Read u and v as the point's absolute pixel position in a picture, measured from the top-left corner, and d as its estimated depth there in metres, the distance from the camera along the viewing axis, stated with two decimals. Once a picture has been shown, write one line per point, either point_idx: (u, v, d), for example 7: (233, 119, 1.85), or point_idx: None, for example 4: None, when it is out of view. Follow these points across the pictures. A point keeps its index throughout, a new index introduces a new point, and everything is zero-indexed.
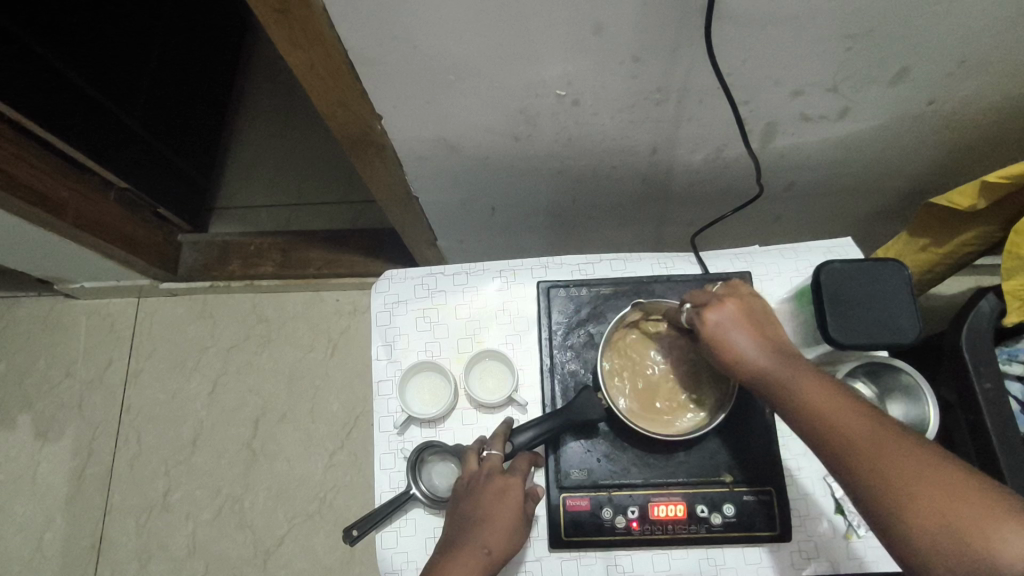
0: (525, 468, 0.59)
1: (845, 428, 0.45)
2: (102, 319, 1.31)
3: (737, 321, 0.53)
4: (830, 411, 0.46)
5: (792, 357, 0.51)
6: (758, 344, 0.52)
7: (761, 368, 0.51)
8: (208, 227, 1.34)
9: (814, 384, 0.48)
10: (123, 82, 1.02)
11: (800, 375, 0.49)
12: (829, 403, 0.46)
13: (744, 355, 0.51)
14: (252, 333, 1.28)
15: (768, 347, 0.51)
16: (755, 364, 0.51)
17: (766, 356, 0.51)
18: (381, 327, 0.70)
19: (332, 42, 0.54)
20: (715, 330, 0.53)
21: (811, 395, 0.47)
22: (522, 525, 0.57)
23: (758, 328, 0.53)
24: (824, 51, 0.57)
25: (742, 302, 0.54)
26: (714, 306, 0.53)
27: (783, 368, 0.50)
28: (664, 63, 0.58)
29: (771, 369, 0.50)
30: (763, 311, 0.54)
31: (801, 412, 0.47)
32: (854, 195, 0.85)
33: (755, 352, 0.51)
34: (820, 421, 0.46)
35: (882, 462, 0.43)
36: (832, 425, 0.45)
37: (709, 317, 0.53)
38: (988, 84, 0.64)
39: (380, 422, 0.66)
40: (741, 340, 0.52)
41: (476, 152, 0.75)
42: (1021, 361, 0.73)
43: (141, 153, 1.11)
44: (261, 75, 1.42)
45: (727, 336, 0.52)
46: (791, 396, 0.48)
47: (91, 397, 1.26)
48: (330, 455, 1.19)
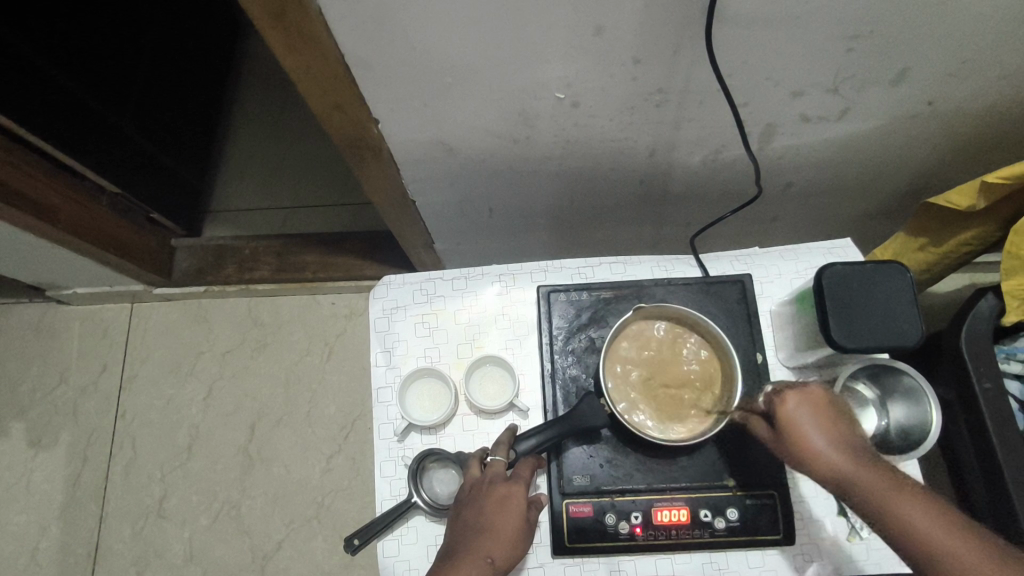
0: (529, 474, 0.58)
1: (936, 538, 0.47)
2: (95, 324, 1.30)
3: (814, 414, 0.55)
4: (914, 519, 0.48)
5: (866, 453, 0.53)
6: (834, 439, 0.53)
7: (839, 466, 0.52)
8: (202, 231, 1.33)
9: (895, 488, 0.50)
10: (116, 85, 1.01)
11: (880, 476, 0.51)
12: (913, 510, 0.49)
13: (821, 451, 0.53)
14: (247, 337, 1.27)
15: (845, 444, 0.53)
16: (829, 459, 0.53)
17: (844, 452, 0.53)
18: (380, 333, 0.69)
19: (329, 45, 0.53)
20: (793, 425, 0.55)
21: (893, 499, 0.50)
22: (526, 534, 0.56)
23: (834, 422, 0.54)
24: (825, 52, 0.56)
25: (817, 393, 0.56)
26: (794, 399, 0.55)
27: (864, 468, 0.52)
28: (664, 65, 0.58)
29: (850, 469, 0.52)
30: (839, 406, 0.56)
31: (884, 517, 0.49)
32: (852, 196, 0.85)
33: (830, 448, 0.53)
34: (905, 530, 0.48)
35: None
36: (921, 534, 0.48)
37: (789, 408, 0.55)
38: (988, 84, 0.63)
39: (381, 429, 0.66)
40: (819, 436, 0.54)
41: (473, 155, 0.74)
42: (1019, 360, 0.73)
43: (134, 157, 1.09)
44: (254, 77, 1.41)
45: (805, 431, 0.54)
46: (875, 498, 0.50)
47: (85, 403, 1.25)
48: (328, 459, 1.18)
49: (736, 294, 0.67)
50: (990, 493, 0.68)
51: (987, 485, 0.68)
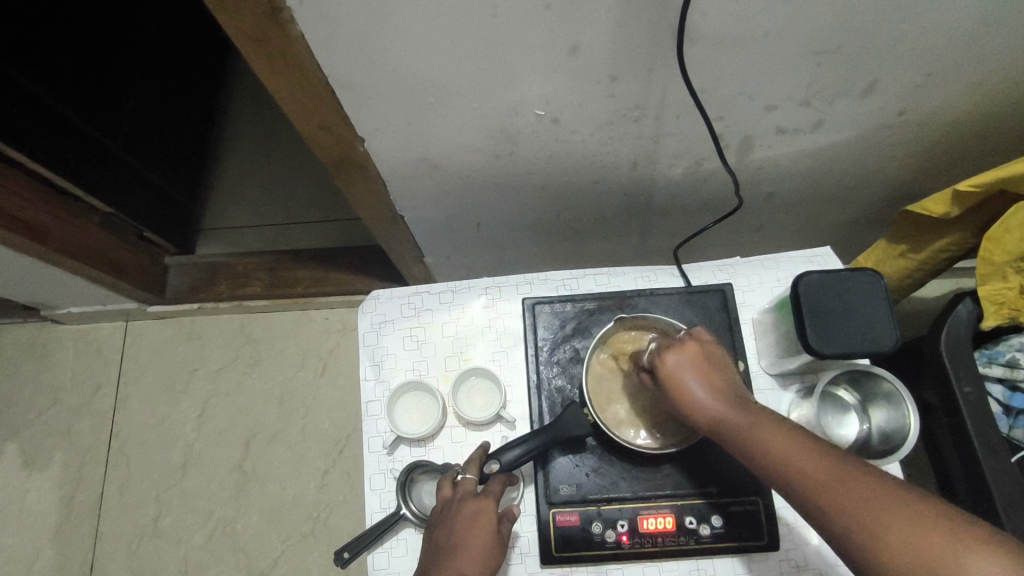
0: (500, 488, 0.59)
1: (805, 468, 0.46)
2: (89, 343, 1.30)
3: (691, 365, 0.55)
4: (787, 453, 0.47)
5: (745, 400, 0.53)
6: (711, 387, 0.53)
7: (720, 413, 0.52)
8: (195, 249, 1.34)
9: (769, 427, 0.49)
10: (106, 107, 1.02)
11: (755, 417, 0.50)
12: (784, 445, 0.48)
13: (701, 400, 0.53)
14: (241, 353, 1.28)
15: (721, 393, 0.53)
16: (709, 409, 0.53)
17: (723, 400, 0.53)
18: (368, 347, 0.70)
19: (312, 69, 0.55)
20: (671, 376, 0.55)
21: (767, 436, 0.49)
22: (499, 549, 0.57)
23: (710, 373, 0.54)
24: (795, 67, 0.58)
25: (695, 346, 0.56)
26: (671, 350, 0.55)
27: (742, 413, 0.51)
28: (639, 82, 0.59)
29: (729, 414, 0.52)
30: (715, 356, 0.56)
31: (759, 455, 0.49)
32: (833, 204, 0.87)
33: (709, 396, 0.53)
34: (777, 464, 0.47)
35: (851, 501, 0.43)
36: (792, 465, 0.46)
37: (666, 363, 0.55)
38: (956, 95, 0.65)
39: (369, 443, 0.67)
40: (696, 386, 0.54)
41: (458, 171, 0.76)
42: (1001, 363, 0.74)
43: (125, 177, 1.10)
44: (246, 97, 1.43)
45: (683, 383, 0.54)
46: (751, 439, 0.49)
47: (79, 423, 1.25)
48: (322, 474, 1.18)
49: (717, 302, 0.68)
50: (974, 496, 0.69)
51: (970, 488, 0.69)
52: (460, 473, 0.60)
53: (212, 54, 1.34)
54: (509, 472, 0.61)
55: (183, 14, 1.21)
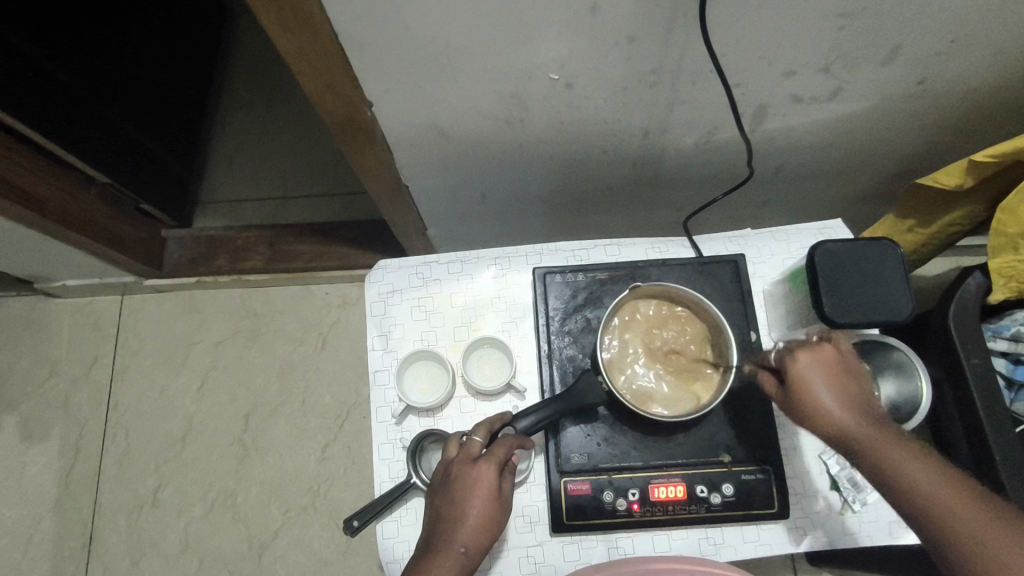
0: (506, 452, 0.57)
1: (937, 494, 0.48)
2: (85, 316, 1.29)
3: (827, 372, 0.54)
4: (915, 473, 0.49)
5: (874, 414, 0.53)
6: (842, 395, 0.53)
7: (851, 425, 0.52)
8: (192, 222, 1.31)
9: (900, 449, 0.50)
10: (101, 71, 0.99)
11: (884, 435, 0.51)
12: (917, 469, 0.49)
13: (832, 412, 0.52)
14: (240, 327, 1.27)
15: (851, 404, 0.53)
16: (837, 418, 0.52)
17: (853, 413, 0.53)
18: (376, 317, 0.70)
19: (322, 24, 0.53)
20: (804, 382, 0.54)
21: (895, 457, 0.50)
22: (499, 515, 0.56)
23: (843, 381, 0.54)
24: (816, 31, 0.57)
25: (829, 353, 0.55)
26: (805, 354, 0.55)
27: (870, 427, 0.52)
28: (657, 45, 0.58)
29: (858, 428, 0.52)
30: (847, 363, 0.55)
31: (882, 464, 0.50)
32: (842, 177, 0.86)
33: (842, 408, 0.53)
34: (908, 486, 0.49)
35: (984, 538, 0.46)
36: (922, 486, 0.49)
37: (799, 367, 0.54)
38: (976, 65, 0.64)
39: (378, 412, 0.66)
40: (826, 392, 0.53)
41: (468, 138, 0.74)
42: (1006, 337, 0.75)
43: (122, 145, 1.08)
44: (244, 68, 1.39)
45: (813, 388, 0.53)
46: (880, 458, 0.50)
47: (76, 395, 1.24)
48: (323, 449, 1.18)
49: (730, 274, 0.67)
50: (976, 466, 0.69)
51: (974, 459, 0.70)
52: (465, 437, 0.58)
53: (206, 23, 1.30)
54: (519, 430, 0.57)
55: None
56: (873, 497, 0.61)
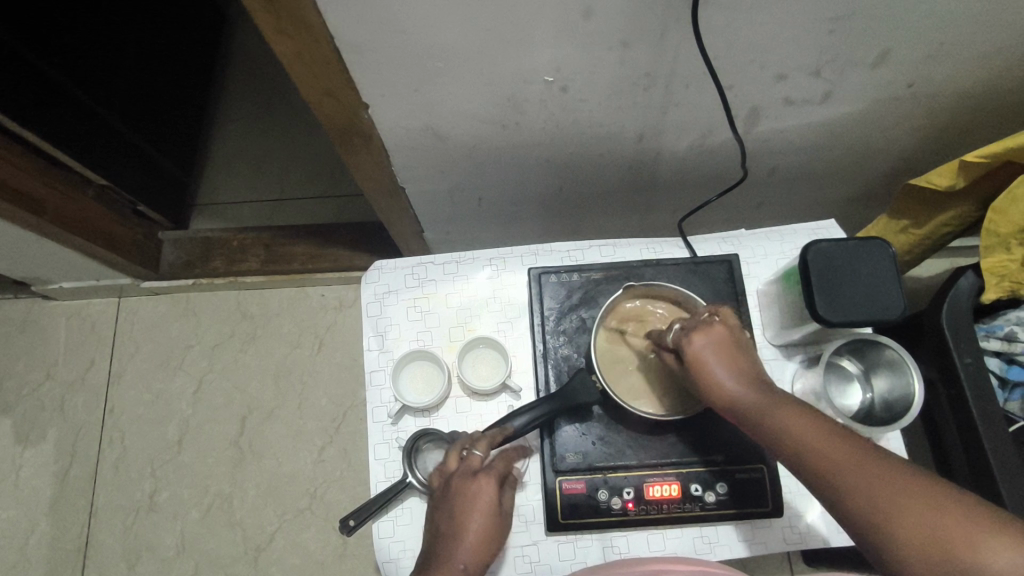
0: (502, 467, 0.59)
1: (813, 444, 0.48)
2: (82, 319, 1.28)
3: (718, 348, 0.55)
4: (806, 437, 0.48)
5: (766, 384, 0.53)
6: (733, 369, 0.54)
7: (741, 398, 0.53)
8: (189, 224, 1.32)
9: (782, 408, 0.50)
10: (100, 75, 1.00)
11: (770, 399, 0.52)
12: (795, 425, 0.49)
13: (724, 385, 0.53)
14: (237, 330, 1.27)
15: (742, 377, 0.54)
16: (729, 392, 0.53)
17: (747, 386, 0.53)
18: (372, 317, 0.70)
19: (319, 27, 0.53)
20: (695, 357, 0.54)
21: (780, 417, 0.50)
22: (498, 529, 0.56)
23: (734, 357, 0.55)
24: (808, 34, 0.57)
25: (721, 330, 0.56)
26: (695, 331, 0.55)
27: (758, 393, 0.52)
28: (652, 48, 0.58)
29: (747, 397, 0.53)
30: (739, 342, 0.56)
31: (772, 430, 0.50)
32: (836, 179, 0.87)
33: (734, 380, 0.53)
34: (785, 442, 0.49)
35: (856, 478, 0.45)
36: (804, 444, 0.48)
37: (691, 343, 0.55)
38: (967, 67, 0.65)
39: (374, 412, 0.66)
40: (716, 367, 0.54)
41: (464, 141, 0.74)
42: (999, 337, 0.76)
43: (119, 147, 1.08)
44: (241, 72, 1.40)
45: (707, 365, 0.54)
46: (763, 423, 0.51)
47: (73, 398, 1.23)
48: (320, 451, 1.18)
49: (724, 273, 0.67)
50: (970, 467, 0.70)
51: (968, 460, 0.70)
52: (464, 449, 0.58)
53: (202, 26, 1.31)
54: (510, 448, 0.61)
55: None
56: None
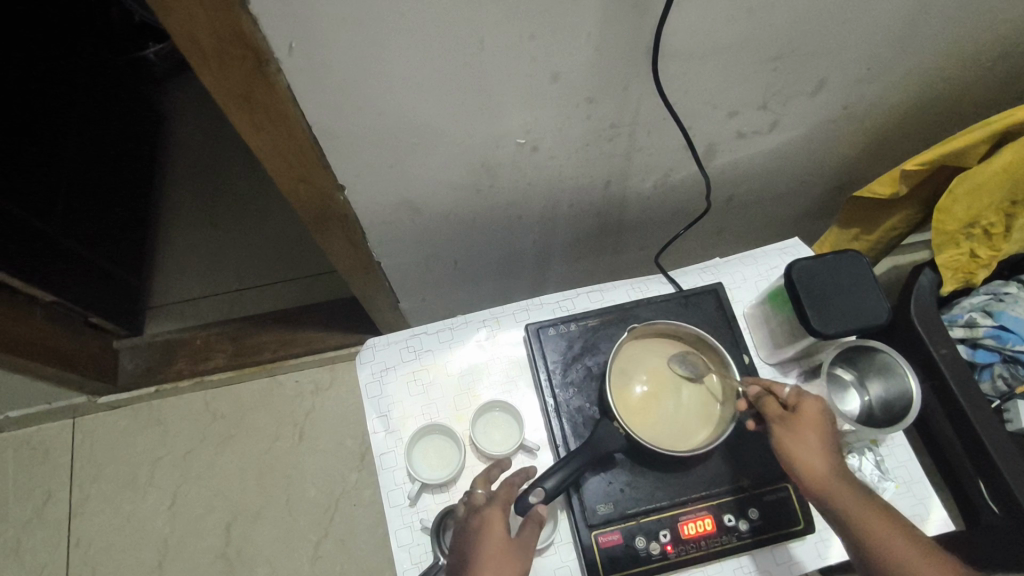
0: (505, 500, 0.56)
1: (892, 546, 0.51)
2: (33, 448, 1.18)
3: (821, 421, 0.56)
4: (886, 539, 0.52)
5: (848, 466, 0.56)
6: (828, 447, 0.55)
7: (829, 479, 0.54)
8: (144, 328, 1.26)
9: (866, 504, 0.53)
10: (36, 187, 0.96)
11: (857, 489, 0.54)
12: (879, 524, 0.52)
13: (817, 462, 0.54)
14: (209, 432, 1.20)
15: (834, 456, 0.55)
16: (822, 469, 0.54)
17: (834, 465, 0.55)
18: (373, 398, 0.68)
19: (297, 117, 0.54)
20: (798, 425, 0.56)
21: (865, 512, 0.53)
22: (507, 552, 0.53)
23: (834, 444, 0.56)
24: (754, 75, 0.62)
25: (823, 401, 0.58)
26: (805, 402, 0.57)
27: (844, 476, 0.54)
28: (616, 101, 0.62)
29: (839, 482, 0.54)
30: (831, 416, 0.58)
31: (869, 541, 0.52)
32: (787, 200, 0.93)
33: (826, 462, 0.55)
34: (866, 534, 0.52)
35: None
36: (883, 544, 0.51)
37: (802, 411, 0.56)
38: (889, 89, 0.72)
39: (390, 497, 0.64)
40: (817, 442, 0.55)
41: (439, 209, 0.75)
42: (961, 325, 0.83)
43: (64, 259, 1.03)
44: (183, 167, 1.38)
45: (809, 437, 0.55)
46: (845, 510, 0.53)
47: (31, 537, 1.12)
48: (316, 547, 1.11)
49: (713, 303, 0.70)
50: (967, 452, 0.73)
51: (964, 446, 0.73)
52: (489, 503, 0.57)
53: (129, 130, 1.28)
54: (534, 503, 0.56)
55: (88, 89, 1.15)
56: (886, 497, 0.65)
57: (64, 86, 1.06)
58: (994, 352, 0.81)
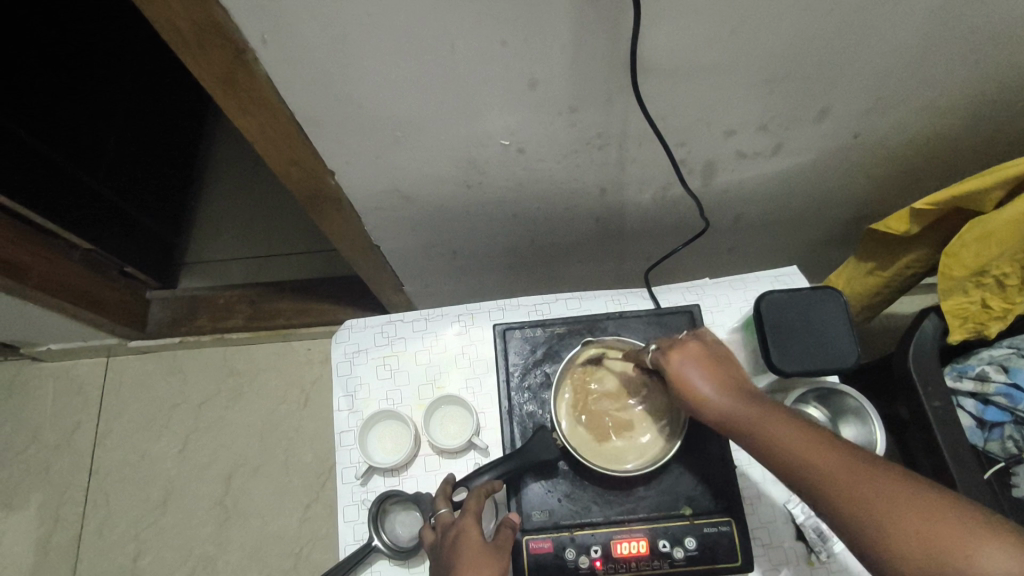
0: (478, 504, 0.56)
1: (797, 449, 0.45)
2: (69, 380, 1.29)
3: (698, 360, 0.53)
4: (789, 444, 0.45)
5: (748, 390, 0.51)
6: (714, 379, 0.52)
7: (724, 405, 0.50)
8: (177, 283, 1.34)
9: (764, 414, 0.48)
10: (86, 143, 1.04)
11: (753, 406, 0.49)
12: (781, 432, 0.46)
13: (705, 395, 0.51)
14: (223, 387, 1.27)
15: (723, 386, 0.51)
16: (713, 401, 0.51)
17: (726, 393, 0.50)
18: (342, 377, 0.71)
19: (278, 105, 0.56)
20: (679, 372, 0.53)
21: (765, 425, 0.47)
22: (490, 555, 0.52)
23: (725, 376, 0.52)
24: (747, 95, 0.60)
25: (706, 343, 0.54)
26: (677, 347, 0.54)
27: (739, 400, 0.50)
28: (601, 111, 0.61)
29: (734, 406, 0.49)
30: (720, 355, 0.54)
31: (774, 451, 0.46)
32: (802, 224, 0.89)
33: (715, 392, 0.51)
34: (766, 443, 0.46)
35: (849, 485, 0.42)
36: (789, 451, 0.45)
37: (673, 359, 0.53)
38: (908, 118, 0.67)
39: (343, 473, 0.66)
40: (700, 380, 0.52)
41: (431, 201, 0.77)
42: (971, 377, 0.76)
43: (105, 212, 1.11)
44: (229, 133, 1.44)
45: (689, 378, 0.52)
46: (749, 431, 0.48)
47: (58, 461, 1.23)
48: (305, 509, 1.17)
49: (686, 324, 0.68)
50: None
51: None
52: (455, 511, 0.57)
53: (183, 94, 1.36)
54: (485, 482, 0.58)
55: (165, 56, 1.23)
56: (840, 547, 0.60)
57: (131, 50, 1.14)
58: (1005, 411, 0.74)
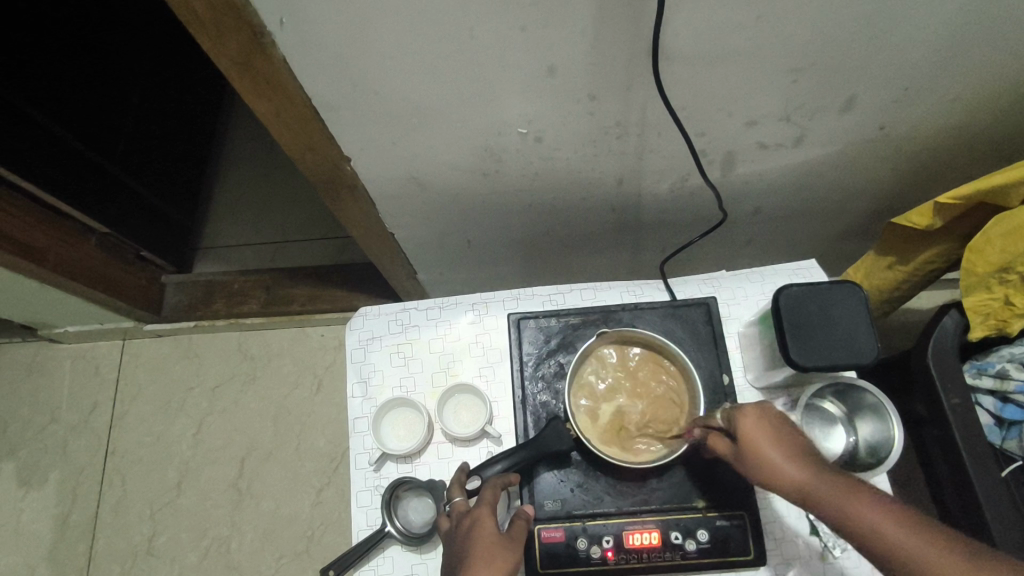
0: (493, 494, 0.56)
1: (895, 537, 0.42)
2: (86, 362, 1.31)
3: (767, 427, 0.51)
4: (881, 528, 0.43)
5: (826, 466, 0.49)
6: (786, 450, 0.50)
7: (802, 481, 0.48)
8: (192, 267, 1.35)
9: (847, 492, 0.45)
10: (103, 126, 1.04)
11: (835, 482, 0.46)
12: (870, 514, 0.43)
13: (778, 466, 0.49)
14: (237, 371, 1.28)
15: (797, 457, 0.49)
16: (788, 475, 0.48)
17: (802, 466, 0.48)
18: (356, 364, 0.71)
19: (294, 90, 0.56)
20: (747, 437, 0.51)
21: (851, 506, 0.44)
22: (503, 547, 0.52)
23: (799, 450, 0.50)
24: (770, 84, 0.59)
25: (773, 409, 0.53)
26: (744, 414, 0.53)
27: (819, 475, 0.47)
28: (620, 100, 0.60)
29: (812, 481, 0.47)
30: (788, 423, 0.52)
31: (870, 539, 0.43)
32: (821, 217, 0.88)
33: (791, 465, 0.49)
34: (854, 527, 0.44)
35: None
36: (886, 537, 0.42)
37: (742, 423, 0.52)
38: (935, 109, 0.66)
39: (356, 459, 0.67)
40: (771, 450, 0.50)
41: (447, 189, 0.76)
42: (991, 375, 0.74)
43: (120, 195, 1.12)
44: (245, 119, 1.44)
45: (757, 445, 0.50)
46: (836, 513, 0.45)
47: (76, 441, 1.25)
48: (318, 492, 1.18)
49: (701, 316, 0.68)
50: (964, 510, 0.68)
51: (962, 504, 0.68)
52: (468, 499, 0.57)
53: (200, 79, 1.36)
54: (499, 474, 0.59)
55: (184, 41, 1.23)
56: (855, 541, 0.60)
57: (153, 34, 1.14)
58: None
